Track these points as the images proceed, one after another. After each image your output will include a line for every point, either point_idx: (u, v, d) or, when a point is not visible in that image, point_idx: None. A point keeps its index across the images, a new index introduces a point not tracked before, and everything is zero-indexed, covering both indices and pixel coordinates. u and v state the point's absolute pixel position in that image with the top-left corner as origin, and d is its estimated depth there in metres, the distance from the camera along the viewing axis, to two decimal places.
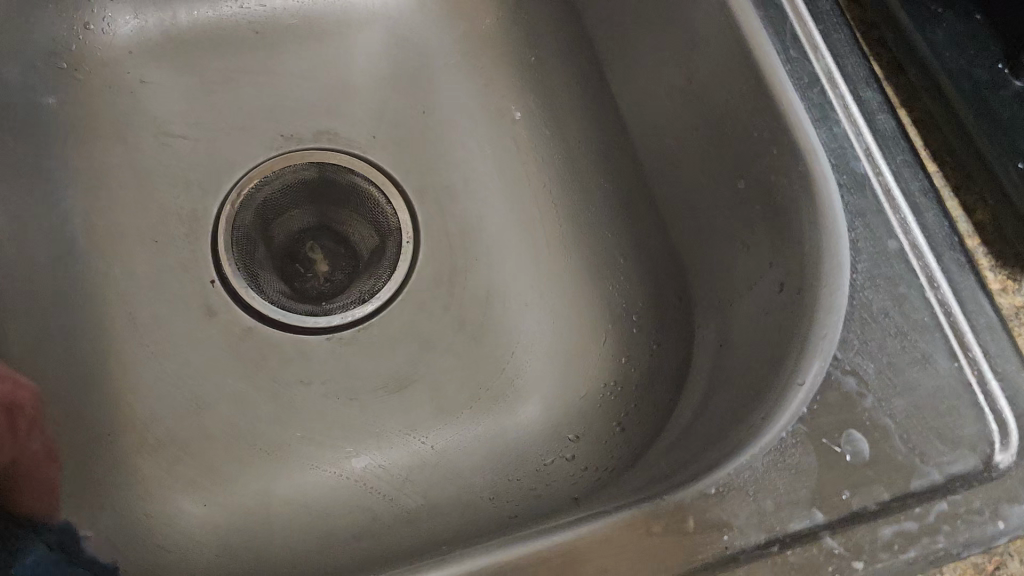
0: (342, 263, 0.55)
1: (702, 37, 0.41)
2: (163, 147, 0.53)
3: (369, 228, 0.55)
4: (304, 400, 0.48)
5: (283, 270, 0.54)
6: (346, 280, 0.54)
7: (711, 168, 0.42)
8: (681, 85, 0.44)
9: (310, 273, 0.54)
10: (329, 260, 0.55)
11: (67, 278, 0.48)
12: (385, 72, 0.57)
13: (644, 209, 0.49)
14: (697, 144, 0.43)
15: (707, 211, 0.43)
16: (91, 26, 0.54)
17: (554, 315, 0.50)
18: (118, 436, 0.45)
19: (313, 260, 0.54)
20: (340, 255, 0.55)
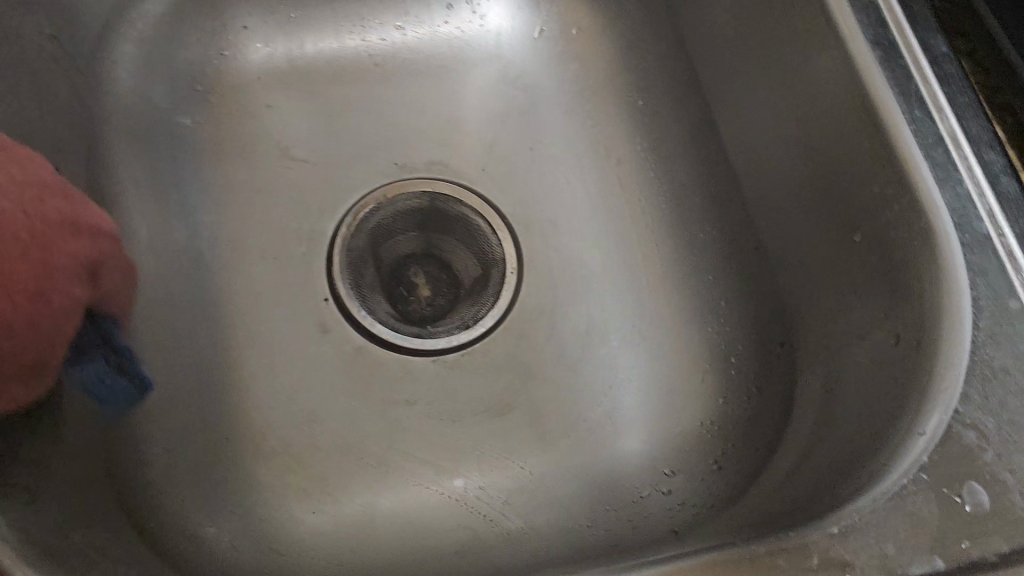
0: (444, 289, 0.57)
1: (826, 92, 0.42)
2: (286, 169, 0.56)
3: (472, 257, 0.57)
4: (409, 419, 0.50)
5: (389, 292, 0.56)
6: (448, 305, 0.56)
7: (825, 218, 0.44)
8: (797, 137, 0.45)
9: (412, 297, 0.56)
10: (431, 285, 0.57)
11: (195, 290, 0.51)
12: (497, 108, 0.59)
13: (749, 254, 0.51)
14: (810, 195, 0.45)
15: (816, 260, 0.45)
16: (226, 52, 0.57)
17: (653, 352, 0.51)
18: (235, 442, 0.48)
19: (416, 285, 0.57)
20: (442, 281, 0.57)
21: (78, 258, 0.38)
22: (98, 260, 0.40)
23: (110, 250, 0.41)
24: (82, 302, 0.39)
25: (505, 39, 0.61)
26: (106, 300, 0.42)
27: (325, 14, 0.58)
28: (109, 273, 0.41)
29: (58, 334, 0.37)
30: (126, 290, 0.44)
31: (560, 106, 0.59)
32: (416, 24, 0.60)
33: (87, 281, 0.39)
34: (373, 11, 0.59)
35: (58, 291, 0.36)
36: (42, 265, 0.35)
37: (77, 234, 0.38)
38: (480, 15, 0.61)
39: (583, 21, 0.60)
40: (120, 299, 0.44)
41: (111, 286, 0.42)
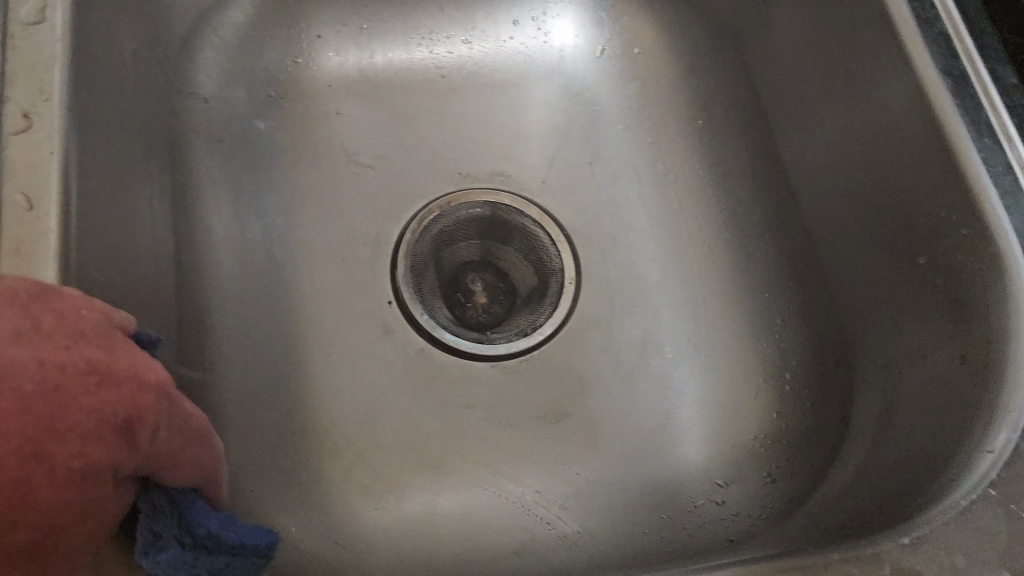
0: (501, 297, 0.59)
1: (896, 118, 0.43)
2: (354, 175, 0.57)
3: (529, 267, 0.59)
4: (469, 421, 0.52)
5: (448, 297, 0.58)
6: (505, 312, 0.58)
7: (889, 241, 0.45)
8: (862, 161, 0.46)
9: (470, 303, 0.58)
10: (488, 292, 0.59)
11: (265, 288, 0.53)
12: (558, 123, 0.61)
13: (807, 273, 0.52)
14: (873, 217, 0.46)
15: (878, 280, 0.46)
16: (300, 59, 0.59)
17: (708, 365, 0.53)
18: (302, 437, 0.49)
19: (474, 292, 0.59)
20: (499, 289, 0.59)
21: (114, 437, 0.28)
22: (141, 416, 0.30)
23: (166, 406, 0.32)
24: (117, 468, 0.29)
25: (568, 55, 0.62)
26: (165, 475, 0.32)
27: (395, 26, 0.60)
28: (161, 431, 0.31)
29: (92, 516, 0.28)
30: (198, 478, 0.35)
31: (621, 122, 0.61)
32: (482, 38, 0.62)
33: (131, 454, 0.29)
34: (442, 25, 0.61)
35: (86, 457, 0.27)
36: (78, 443, 0.27)
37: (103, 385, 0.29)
38: (544, 31, 0.62)
39: (645, 40, 0.61)
40: (201, 462, 0.34)
41: (183, 458, 0.33)
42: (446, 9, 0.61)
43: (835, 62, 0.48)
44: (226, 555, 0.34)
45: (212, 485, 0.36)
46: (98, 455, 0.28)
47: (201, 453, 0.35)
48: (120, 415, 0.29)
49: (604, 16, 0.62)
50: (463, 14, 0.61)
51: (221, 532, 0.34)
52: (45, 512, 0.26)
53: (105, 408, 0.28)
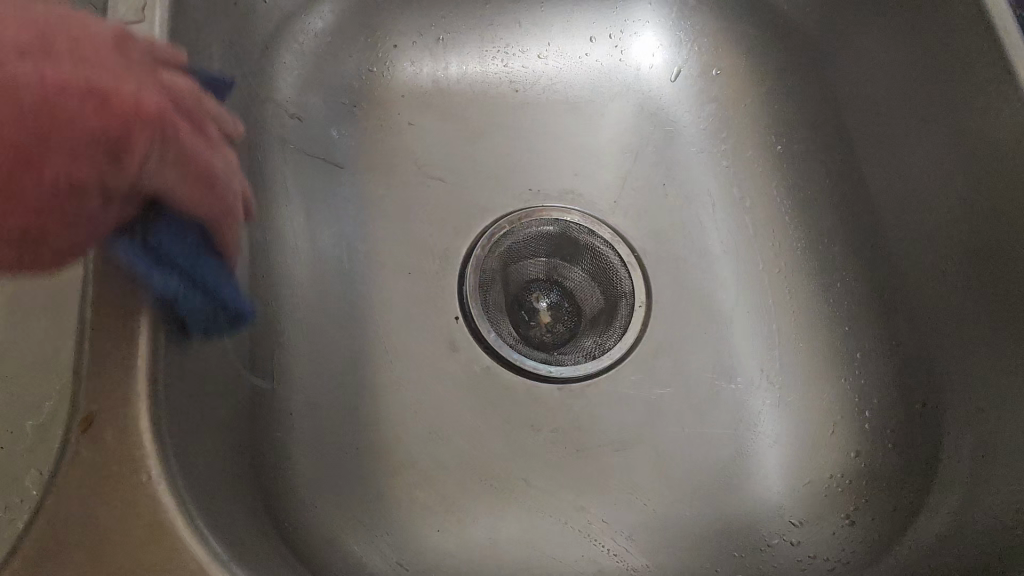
0: (564, 318, 0.56)
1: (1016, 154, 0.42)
2: (425, 187, 0.57)
3: (592, 287, 0.57)
4: (534, 445, 0.51)
5: (510, 315, 0.55)
6: (568, 334, 0.55)
7: (996, 283, 0.43)
8: (966, 197, 0.45)
9: (533, 322, 0.55)
10: (552, 313, 0.56)
11: (334, 298, 0.52)
12: (632, 142, 0.60)
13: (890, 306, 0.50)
14: (978, 258, 0.44)
15: (976, 323, 0.44)
16: (375, 69, 0.58)
17: (782, 402, 0.52)
18: (366, 451, 0.48)
19: (538, 311, 0.56)
20: (563, 310, 0.56)
21: (47, 173, 0.28)
22: (116, 133, 0.30)
23: (166, 132, 0.33)
24: (101, 184, 0.30)
25: (644, 75, 0.61)
26: (154, 188, 0.34)
27: (471, 38, 0.60)
28: (148, 154, 0.32)
29: (62, 204, 0.29)
30: (196, 194, 0.36)
31: (696, 146, 0.60)
32: (558, 53, 0.61)
33: (104, 172, 0.30)
34: (517, 38, 0.60)
35: (26, 159, 0.27)
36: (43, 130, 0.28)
37: (71, 116, 0.29)
38: (621, 49, 0.61)
39: (724, 62, 0.60)
40: (196, 150, 0.35)
41: (173, 136, 0.33)
42: (522, 23, 0.60)
43: (934, 94, 0.47)
44: (191, 288, 0.36)
45: (220, 206, 0.38)
46: (61, 145, 0.28)
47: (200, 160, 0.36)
48: (94, 136, 0.29)
49: (683, 36, 0.60)
50: (539, 29, 0.60)
51: (184, 263, 0.36)
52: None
53: (64, 120, 0.28)
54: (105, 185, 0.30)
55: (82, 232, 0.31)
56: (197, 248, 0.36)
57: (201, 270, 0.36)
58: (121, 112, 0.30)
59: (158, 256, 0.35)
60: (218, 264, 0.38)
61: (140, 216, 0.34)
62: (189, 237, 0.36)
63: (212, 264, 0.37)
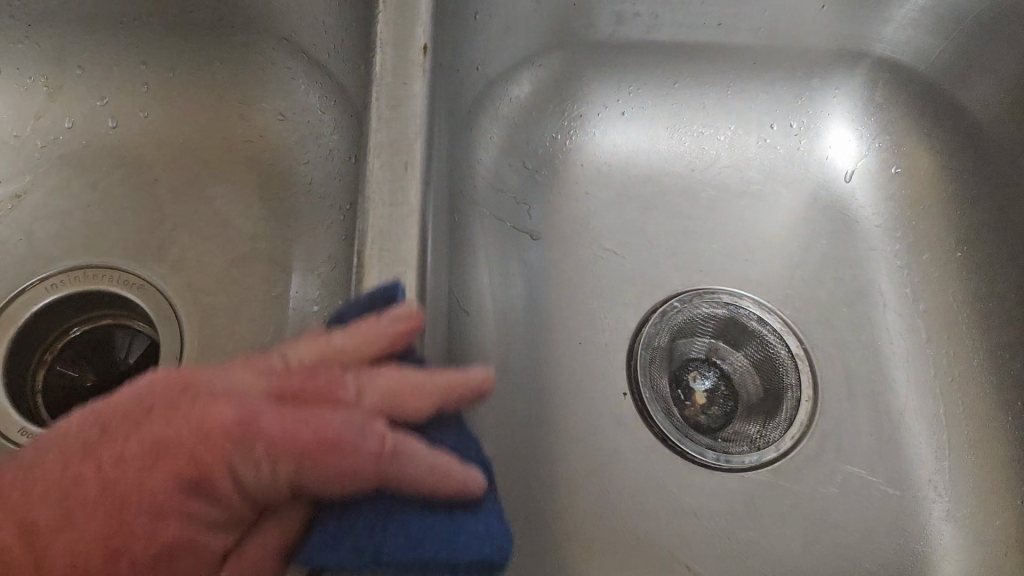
0: (721, 400, 0.55)
1: None
2: (598, 259, 0.57)
3: (754, 374, 0.56)
4: (699, 530, 0.50)
5: (670, 393, 0.54)
6: (724, 418, 0.55)
7: None
8: None
9: (690, 401, 0.55)
10: (709, 395, 0.55)
11: (510, 363, 0.52)
12: (804, 231, 0.60)
13: None
14: None
15: None
16: (559, 136, 0.60)
17: (952, 516, 0.51)
18: (535, 520, 0.48)
19: (695, 391, 0.55)
20: (720, 393, 0.55)
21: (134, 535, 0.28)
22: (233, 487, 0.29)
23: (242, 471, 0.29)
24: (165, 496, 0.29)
25: (823, 165, 0.61)
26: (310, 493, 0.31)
27: (654, 117, 0.61)
28: (254, 463, 0.29)
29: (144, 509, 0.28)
30: (387, 353, 0.36)
31: (870, 243, 0.60)
32: (736, 138, 0.61)
33: (207, 514, 0.29)
34: (699, 118, 0.61)
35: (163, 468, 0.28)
36: (66, 507, 0.28)
37: (156, 511, 0.28)
38: (800, 140, 0.62)
39: (904, 161, 0.60)
40: (380, 369, 0.35)
41: (384, 374, 0.35)
42: (707, 105, 0.61)
43: None
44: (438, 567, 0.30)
45: (437, 488, 0.32)
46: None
47: (379, 316, 0.35)
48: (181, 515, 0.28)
49: (863, 133, 0.61)
50: (722, 113, 0.61)
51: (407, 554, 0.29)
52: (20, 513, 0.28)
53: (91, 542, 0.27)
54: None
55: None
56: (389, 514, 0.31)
57: (424, 541, 0.30)
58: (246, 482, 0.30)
59: (385, 522, 0.30)
60: (442, 519, 0.31)
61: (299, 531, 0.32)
62: (365, 520, 0.30)
63: (422, 526, 0.30)
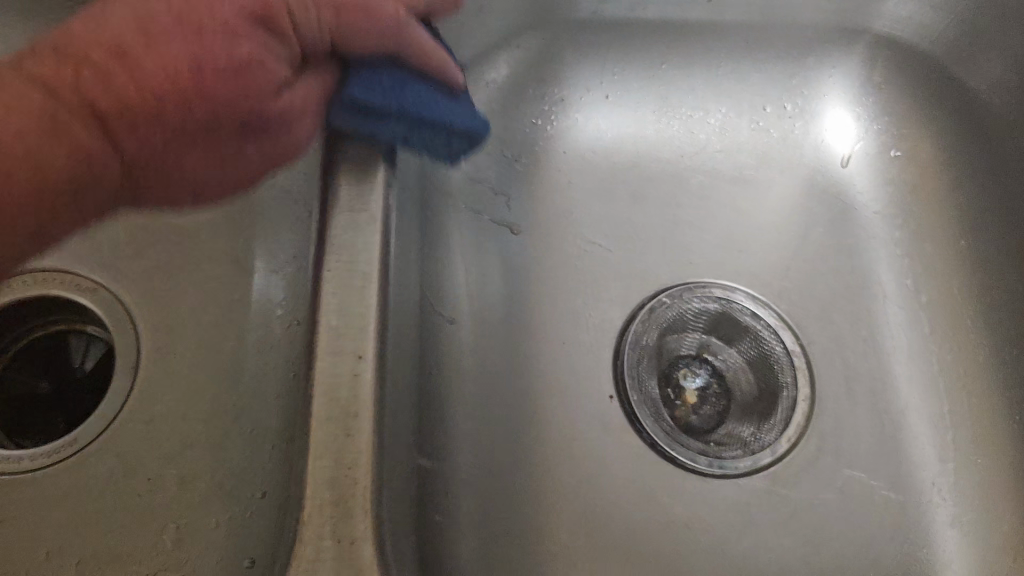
0: (713, 399, 0.52)
1: None
2: (583, 252, 0.54)
3: (749, 371, 0.53)
4: (690, 543, 0.47)
5: (660, 393, 0.51)
6: (717, 419, 0.52)
7: None
8: None
9: (680, 401, 0.51)
10: (701, 393, 0.52)
11: (490, 366, 0.49)
12: (799, 219, 0.57)
13: None
14: None
15: None
16: (539, 122, 0.56)
17: (957, 522, 0.49)
18: (517, 536, 0.45)
19: (686, 390, 0.52)
20: (712, 392, 0.52)
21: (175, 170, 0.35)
22: (262, 113, 0.35)
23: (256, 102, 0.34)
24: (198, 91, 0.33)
25: (818, 150, 0.58)
26: (348, 50, 0.37)
27: (641, 100, 0.57)
28: (307, 16, 0.35)
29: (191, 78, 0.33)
30: None
31: (871, 231, 0.56)
32: (728, 121, 0.58)
33: (271, 46, 0.35)
34: (686, 101, 0.58)
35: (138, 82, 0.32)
36: (146, 27, 0.32)
37: (189, 106, 0.33)
38: (795, 122, 0.58)
39: (905, 143, 0.57)
40: None
41: None
42: (696, 87, 0.58)
43: None
44: (433, 134, 0.38)
45: (426, 70, 0.39)
46: (173, 107, 0.33)
47: None
48: (213, 117, 0.34)
49: (862, 114, 0.58)
50: (713, 94, 0.58)
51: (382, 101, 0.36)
52: (108, 33, 0.32)
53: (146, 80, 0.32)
54: (278, 118, 0.36)
55: (218, 175, 0.37)
56: (399, 81, 0.37)
57: (407, 100, 0.37)
58: (275, 112, 0.35)
59: (397, 86, 0.37)
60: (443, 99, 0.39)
61: (334, 79, 0.38)
62: (386, 77, 0.37)
63: (421, 91, 0.38)
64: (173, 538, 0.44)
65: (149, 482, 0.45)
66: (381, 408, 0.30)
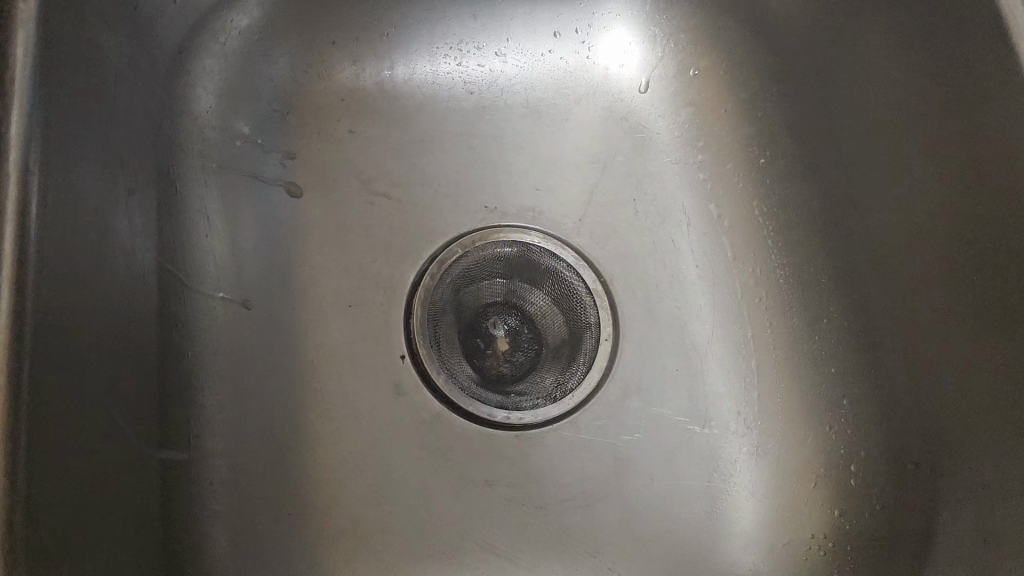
0: (525, 344, 0.50)
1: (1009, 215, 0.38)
2: (367, 206, 0.51)
3: (555, 313, 0.51)
4: (489, 501, 0.46)
5: (465, 345, 0.49)
6: (529, 364, 0.49)
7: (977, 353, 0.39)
8: (947, 253, 0.41)
9: (489, 350, 0.49)
10: (511, 339, 0.50)
11: (264, 338, 0.46)
12: (597, 151, 0.54)
13: (866, 355, 0.45)
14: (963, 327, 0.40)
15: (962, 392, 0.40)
16: (311, 68, 0.52)
17: (761, 449, 0.48)
18: (299, 517, 0.43)
19: (496, 338, 0.50)
20: (523, 337, 0.50)
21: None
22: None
23: None
24: None
25: (616, 79, 0.55)
26: None
27: (418, 35, 0.53)
28: None
29: None
30: None
31: (671, 156, 0.54)
32: (517, 52, 0.54)
33: None
34: (473, 33, 0.53)
35: None
36: None
37: None
38: (588, 46, 0.55)
39: (702, 61, 0.54)
40: None
41: None
42: (477, 17, 0.53)
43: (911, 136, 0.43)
44: None
45: None
46: None
47: None
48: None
49: (656, 33, 0.55)
50: (497, 23, 0.53)
51: None
52: None
53: None
54: None
55: None
56: None
57: None
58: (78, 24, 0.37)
59: None
60: None
61: None
62: None
63: None
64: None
65: None
66: (18, 427, 0.30)
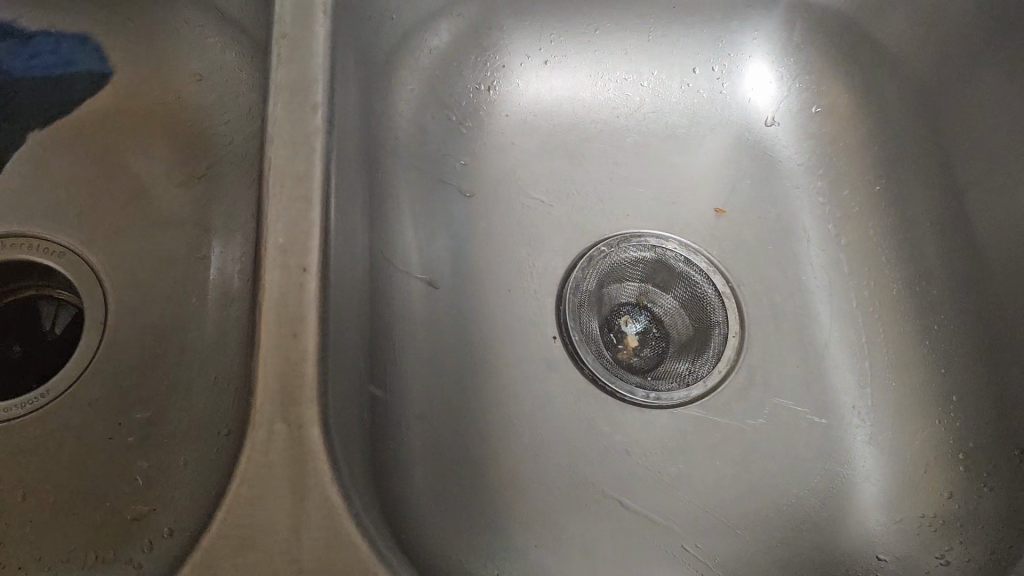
0: (653, 340, 0.56)
1: None
2: (527, 207, 0.58)
3: (685, 313, 0.57)
4: (629, 465, 0.51)
5: (603, 333, 0.55)
6: (657, 358, 0.55)
7: None
8: None
9: (621, 343, 0.55)
10: (641, 336, 0.56)
11: (443, 311, 0.53)
12: (727, 172, 0.61)
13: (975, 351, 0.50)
14: None
15: None
16: (482, 87, 0.60)
17: (875, 441, 0.53)
18: (466, 461, 0.49)
19: (626, 333, 0.56)
20: (651, 334, 0.56)
21: None
22: None
23: None
24: None
25: (746, 111, 0.62)
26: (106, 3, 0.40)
27: (576, 65, 0.61)
28: None
29: None
30: None
31: (793, 180, 0.61)
32: (659, 84, 0.62)
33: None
34: (622, 66, 0.61)
35: None
36: None
37: None
38: (722, 82, 0.62)
39: (825, 99, 0.61)
40: None
41: None
42: (628, 51, 0.61)
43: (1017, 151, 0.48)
44: None
45: None
46: None
47: None
48: None
49: (783, 73, 0.62)
50: (644, 58, 0.62)
51: None
52: None
53: None
54: None
55: None
56: None
57: None
58: None
59: None
60: None
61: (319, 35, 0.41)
62: None
63: None
64: (41, 521, 0.43)
65: (117, 427, 0.47)
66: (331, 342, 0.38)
